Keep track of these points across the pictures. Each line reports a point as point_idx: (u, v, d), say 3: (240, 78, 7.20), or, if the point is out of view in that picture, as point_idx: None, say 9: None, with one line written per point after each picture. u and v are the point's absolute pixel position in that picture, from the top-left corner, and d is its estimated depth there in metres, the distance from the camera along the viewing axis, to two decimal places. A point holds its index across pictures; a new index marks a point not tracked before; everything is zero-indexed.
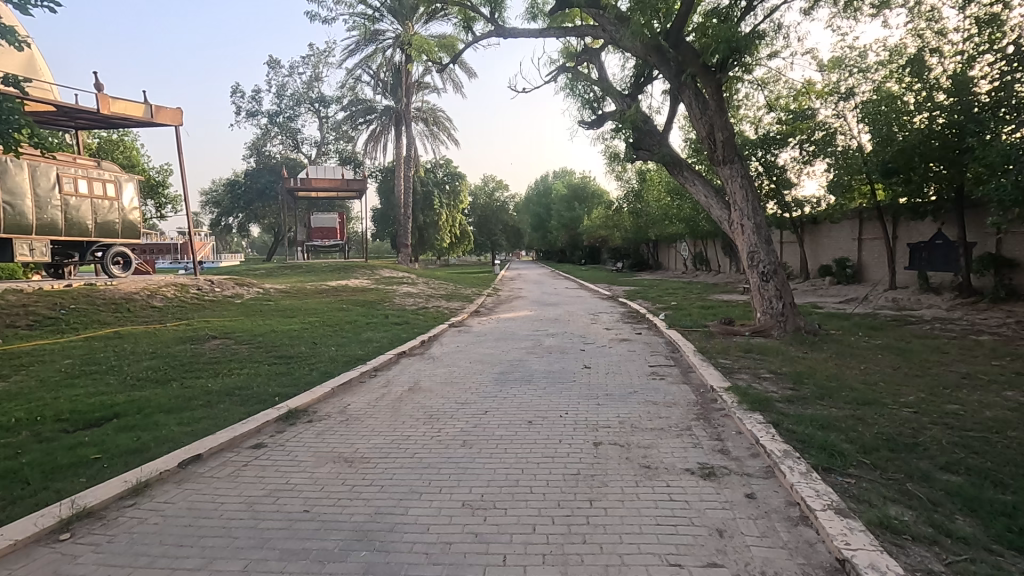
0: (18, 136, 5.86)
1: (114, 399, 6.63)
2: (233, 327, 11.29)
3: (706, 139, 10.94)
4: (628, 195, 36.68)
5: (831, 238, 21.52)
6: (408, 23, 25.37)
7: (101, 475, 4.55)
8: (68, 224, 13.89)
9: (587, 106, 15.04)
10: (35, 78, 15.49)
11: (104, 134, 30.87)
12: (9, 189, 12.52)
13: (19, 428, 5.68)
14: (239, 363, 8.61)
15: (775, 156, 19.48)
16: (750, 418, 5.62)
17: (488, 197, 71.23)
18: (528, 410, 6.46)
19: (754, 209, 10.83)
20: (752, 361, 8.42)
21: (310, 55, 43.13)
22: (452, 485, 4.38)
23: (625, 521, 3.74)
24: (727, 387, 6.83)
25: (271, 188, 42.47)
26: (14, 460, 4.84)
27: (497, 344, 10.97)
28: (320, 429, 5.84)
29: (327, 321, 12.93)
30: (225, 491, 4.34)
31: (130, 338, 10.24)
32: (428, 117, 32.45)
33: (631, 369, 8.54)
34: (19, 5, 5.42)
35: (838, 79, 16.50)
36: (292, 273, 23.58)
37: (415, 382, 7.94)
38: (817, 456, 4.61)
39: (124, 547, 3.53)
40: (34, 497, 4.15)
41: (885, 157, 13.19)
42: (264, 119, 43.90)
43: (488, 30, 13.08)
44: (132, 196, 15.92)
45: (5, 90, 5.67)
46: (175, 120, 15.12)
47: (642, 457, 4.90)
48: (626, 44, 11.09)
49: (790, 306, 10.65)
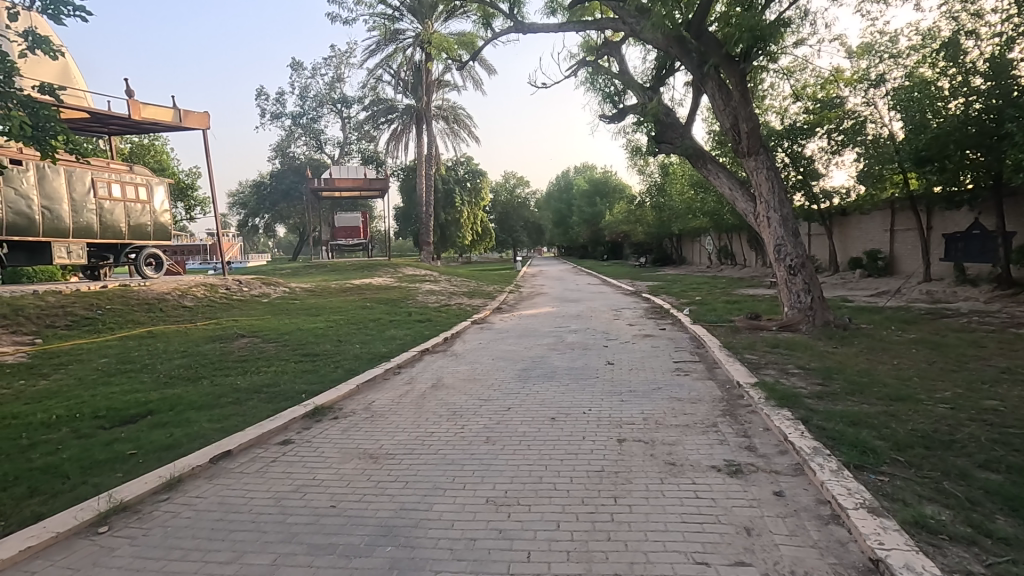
0: (55, 143, 6.03)
1: (148, 396, 6.84)
2: (260, 326, 11.56)
3: (731, 132, 10.78)
4: (651, 188, 36.40)
5: (860, 230, 21.01)
6: (427, 21, 25.32)
7: (136, 470, 4.69)
8: (103, 227, 14.33)
9: (608, 100, 14.93)
10: (69, 86, 16.20)
11: (135, 140, 31.97)
12: (48, 194, 12.97)
13: (59, 424, 5.89)
14: (266, 361, 8.77)
15: (802, 146, 19.12)
16: (777, 414, 5.52)
17: (510, 193, 71.17)
18: (550, 406, 6.45)
19: (781, 202, 10.61)
20: (779, 356, 8.26)
21: (333, 56, 43.72)
22: (476, 482, 4.40)
23: (651, 518, 3.71)
24: (754, 383, 6.72)
25: (296, 188, 43.60)
26: (53, 456, 5.01)
27: (519, 342, 10.94)
28: (345, 426, 5.92)
29: (352, 319, 13.14)
30: (255, 486, 4.43)
31: (163, 337, 10.55)
32: (449, 115, 32.57)
33: (655, 365, 8.46)
34: (53, 15, 5.57)
35: (867, 66, 16.01)
36: (317, 272, 23.94)
37: (437, 379, 7.99)
38: (848, 452, 4.50)
39: (159, 541, 3.63)
40: (74, 492, 4.30)
41: (918, 146, 12.80)
42: (288, 120, 44.67)
43: (507, 26, 13.00)
44: (163, 199, 16.36)
45: (42, 97, 5.83)
46: (203, 124, 15.47)
47: (667, 453, 4.86)
48: (648, 36, 10.87)
49: (819, 299, 10.40)
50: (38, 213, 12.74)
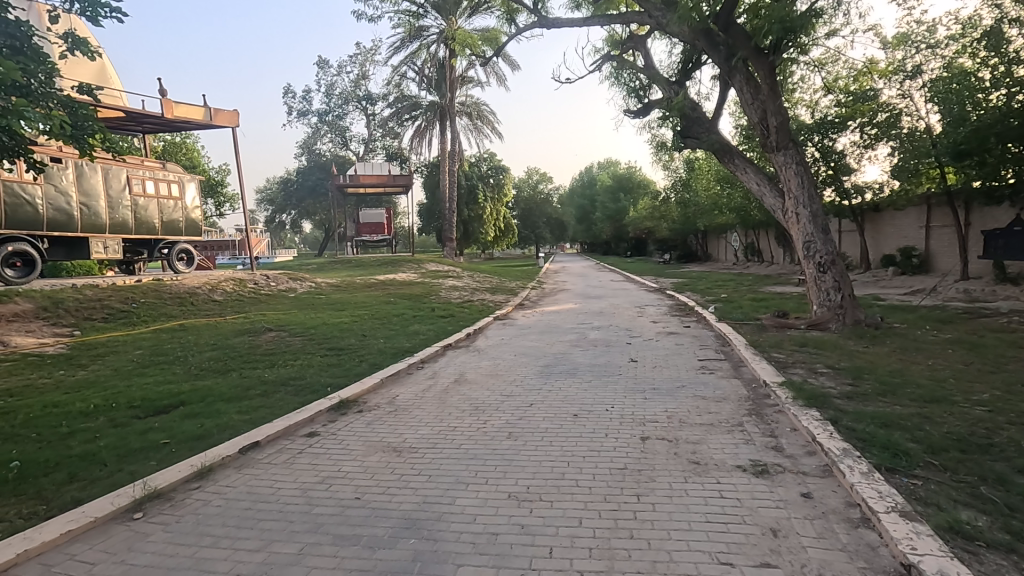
0: (93, 142, 6.23)
1: (180, 388, 7.03)
2: (287, 320, 11.78)
3: (759, 126, 10.57)
4: (677, 184, 35.96)
5: (894, 226, 20.41)
6: (452, 18, 25.33)
7: (169, 459, 4.84)
8: (138, 223, 14.76)
9: (633, 94, 14.78)
10: (106, 86, 16.72)
11: (168, 138, 32.84)
12: (86, 191, 13.40)
13: (96, 413, 6.11)
14: (292, 354, 8.95)
15: (833, 140, 18.67)
16: (805, 415, 5.40)
17: (533, 189, 70.97)
18: (573, 403, 6.44)
19: (811, 197, 10.36)
20: (808, 355, 8.08)
21: (358, 54, 44.16)
22: (498, 477, 4.42)
23: (674, 517, 3.67)
24: (781, 383, 6.58)
25: (322, 185, 44.28)
26: (91, 444, 5.19)
27: (541, 338, 10.93)
28: (369, 419, 6.00)
29: (376, 314, 13.28)
30: (282, 477, 4.53)
31: (194, 330, 10.83)
32: (472, 111, 32.64)
33: (679, 363, 8.36)
34: (91, 17, 5.74)
35: (903, 57, 15.52)
36: (342, 268, 24.27)
37: (460, 374, 8.03)
38: (879, 455, 4.38)
39: (190, 528, 3.74)
40: (111, 478, 4.45)
41: (957, 139, 12.28)
42: (315, 117, 45.29)
43: (531, 21, 12.95)
44: (194, 196, 16.78)
45: (80, 97, 6.01)
46: (232, 122, 15.82)
47: (691, 452, 4.80)
48: (674, 29, 10.69)
49: (849, 297, 10.14)
50: (77, 209, 13.17)
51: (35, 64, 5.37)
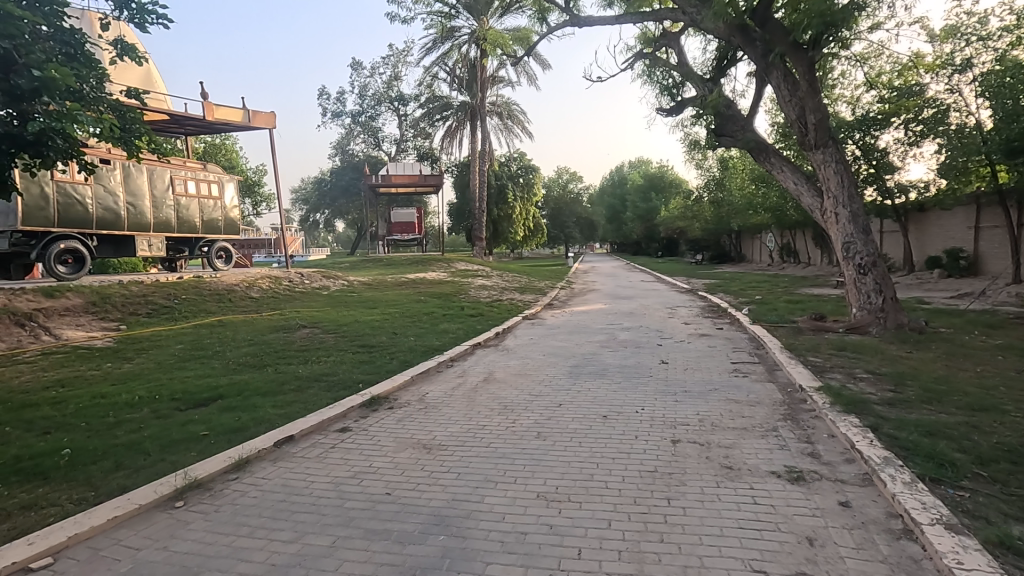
0: (139, 144, 6.48)
1: (218, 382, 7.27)
2: (320, 317, 12.04)
3: (797, 124, 10.29)
4: (710, 183, 35.33)
5: (940, 226, 19.61)
6: (483, 18, 25.43)
7: (208, 450, 5.00)
8: (180, 222, 15.30)
9: (666, 92, 14.58)
10: (152, 90, 17.36)
11: (208, 140, 33.95)
12: (132, 191, 13.97)
13: (141, 405, 6.36)
14: (325, 351, 9.13)
15: (875, 138, 18.05)
16: (843, 421, 5.24)
17: (562, 188, 70.65)
18: (601, 404, 6.39)
19: (851, 197, 10.03)
20: (846, 360, 7.83)
21: (390, 55, 44.74)
22: (527, 476, 4.42)
23: (705, 522, 3.61)
24: (817, 387, 6.40)
25: (354, 185, 45.03)
26: (136, 434, 5.40)
27: (571, 338, 10.88)
28: (400, 416, 6.08)
29: (406, 312, 13.44)
30: (315, 471, 4.63)
31: (231, 326, 11.17)
32: (503, 111, 32.71)
33: (711, 365, 8.21)
34: (139, 24, 5.98)
35: (952, 50, 14.88)
36: (373, 266, 24.61)
37: (489, 373, 8.07)
38: (923, 464, 4.22)
39: (228, 517, 3.86)
40: (154, 468, 4.63)
41: (1010, 135, 11.61)
42: (348, 118, 46.08)
43: (563, 20, 12.90)
44: (233, 195, 17.29)
45: (128, 101, 6.23)
46: (270, 123, 16.24)
47: (724, 457, 4.70)
48: (709, 26, 10.49)
49: (891, 301, 9.78)
50: (124, 208, 13.72)
51: (88, 70, 5.61)
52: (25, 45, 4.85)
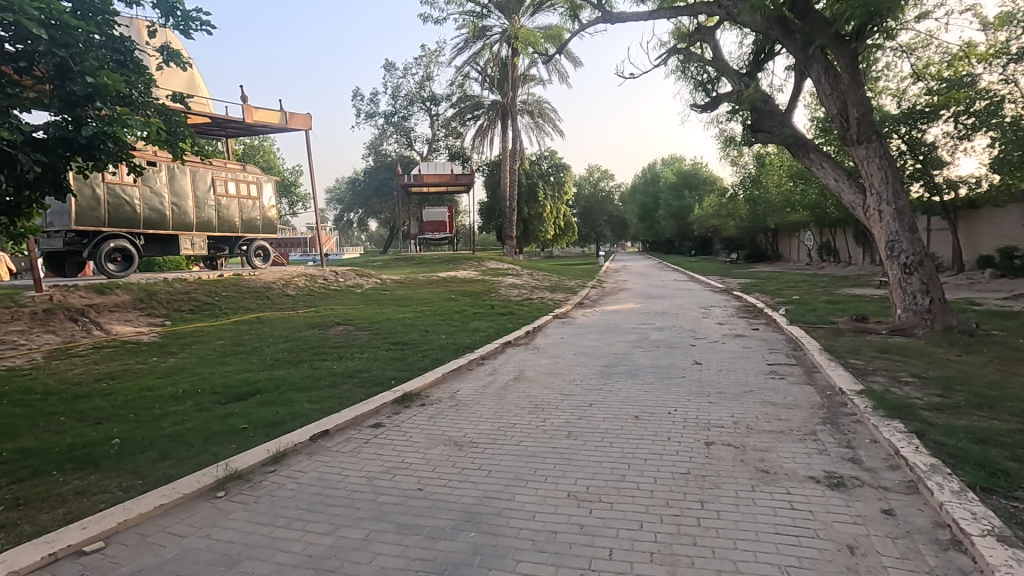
0: (184, 146, 6.72)
1: (257, 376, 7.49)
2: (354, 314, 12.27)
3: (838, 118, 9.96)
4: (745, 180, 34.53)
5: (993, 224, 18.69)
6: (515, 17, 25.45)
7: (247, 443, 5.16)
8: (221, 221, 15.81)
9: (701, 88, 14.31)
10: (195, 94, 17.98)
11: (248, 142, 34.98)
12: (177, 191, 14.51)
13: (185, 397, 6.61)
14: (358, 348, 9.31)
15: (923, 131, 17.31)
16: (887, 426, 5.05)
17: (593, 187, 70.09)
18: (633, 404, 6.33)
19: (896, 193, 9.66)
20: (890, 362, 7.55)
21: (423, 56, 45.18)
22: (558, 475, 4.41)
23: (740, 526, 3.54)
24: (859, 391, 6.19)
25: (387, 184, 45.64)
26: (180, 426, 5.62)
27: (601, 337, 10.80)
28: (431, 413, 6.15)
29: (438, 310, 13.57)
30: (350, 465, 4.73)
31: (268, 323, 11.48)
32: (534, 109, 32.65)
33: (746, 366, 8.03)
34: (184, 30, 6.18)
35: (1007, 38, 14.15)
36: (406, 265, 24.92)
37: (520, 371, 8.08)
38: (973, 473, 4.03)
39: (267, 508, 3.97)
40: (197, 459, 4.80)
41: None
42: (381, 119, 46.73)
43: (595, 16, 12.79)
44: (271, 195, 17.75)
45: (173, 105, 6.46)
46: (306, 125, 16.63)
47: (759, 460, 4.59)
48: (746, 19, 10.24)
49: (938, 301, 9.38)
50: (169, 208, 14.27)
51: (138, 76, 5.85)
52: (80, 54, 5.09)
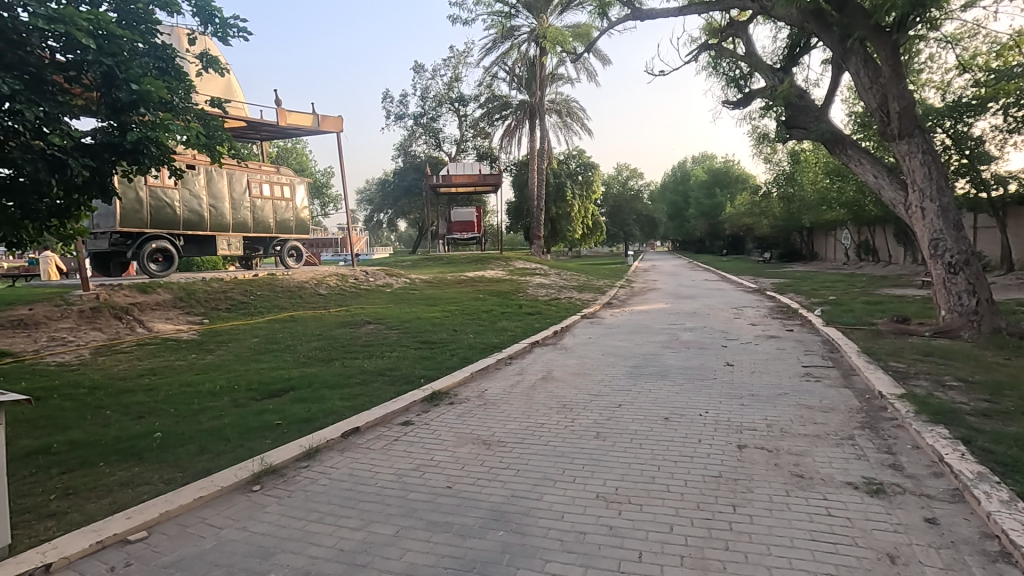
0: (222, 150, 6.92)
1: (290, 374, 7.67)
2: (384, 314, 12.43)
3: (878, 112, 9.64)
4: (779, 178, 33.68)
5: None
6: (543, 16, 25.40)
7: (282, 438, 5.29)
8: (256, 222, 16.24)
9: (733, 84, 14.03)
10: (232, 99, 18.50)
11: (281, 145, 35.82)
12: (214, 194, 14.96)
13: (222, 393, 6.82)
14: (388, 346, 9.43)
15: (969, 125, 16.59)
16: (930, 432, 4.86)
17: (622, 186, 69.39)
18: (663, 406, 6.24)
19: (940, 190, 9.29)
20: (933, 365, 7.27)
21: (451, 57, 45.49)
22: (586, 476, 4.39)
23: (775, 532, 3.46)
24: (900, 395, 5.97)
25: (416, 185, 46.05)
26: (217, 421, 5.79)
27: (630, 338, 10.69)
28: (460, 412, 6.19)
29: (466, 310, 13.65)
30: (380, 462, 4.80)
31: (301, 322, 11.74)
32: (562, 108, 32.53)
33: (780, 368, 7.84)
34: (221, 36, 6.38)
35: None
36: (434, 265, 25.12)
37: (547, 371, 8.06)
38: (1023, 482, 3.85)
39: (301, 503, 4.07)
40: (234, 453, 4.95)
41: None
42: (410, 120, 47.23)
43: (624, 14, 12.67)
44: (303, 197, 18.12)
45: (212, 110, 6.67)
46: (337, 127, 16.94)
47: (794, 464, 4.48)
48: (780, 12, 10.00)
49: (986, 302, 8.98)
50: (207, 210, 14.73)
51: (179, 83, 6.05)
52: (125, 62, 5.28)
